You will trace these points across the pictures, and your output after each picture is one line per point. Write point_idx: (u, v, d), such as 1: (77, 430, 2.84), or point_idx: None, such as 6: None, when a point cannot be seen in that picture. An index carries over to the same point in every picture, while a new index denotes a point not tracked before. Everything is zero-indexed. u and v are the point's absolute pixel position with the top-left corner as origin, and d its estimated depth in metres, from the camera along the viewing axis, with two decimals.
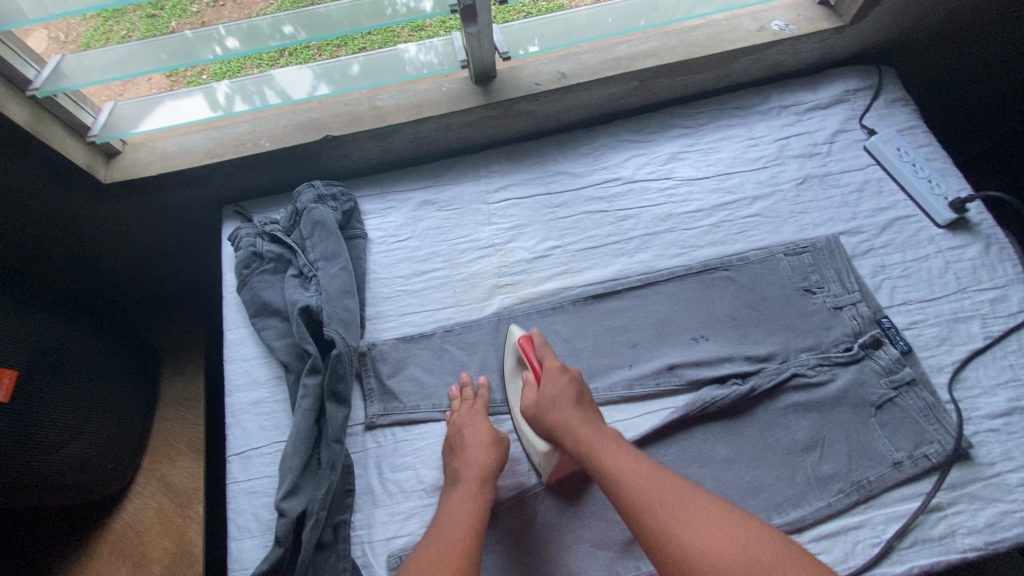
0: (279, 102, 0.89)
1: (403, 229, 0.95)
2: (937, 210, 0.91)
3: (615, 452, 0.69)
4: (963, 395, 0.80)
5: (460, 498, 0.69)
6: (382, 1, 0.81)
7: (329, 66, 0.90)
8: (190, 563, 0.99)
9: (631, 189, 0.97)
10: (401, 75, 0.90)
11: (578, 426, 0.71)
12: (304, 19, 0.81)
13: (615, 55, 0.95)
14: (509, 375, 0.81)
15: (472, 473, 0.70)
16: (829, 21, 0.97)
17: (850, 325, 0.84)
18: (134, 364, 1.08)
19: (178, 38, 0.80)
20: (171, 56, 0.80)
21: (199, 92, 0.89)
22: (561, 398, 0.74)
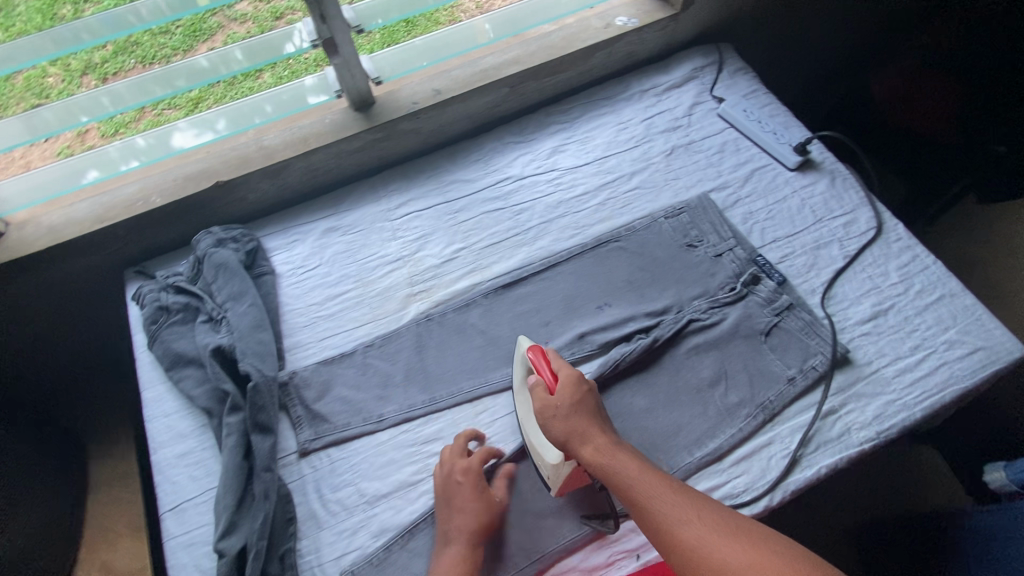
0: (168, 152, 0.93)
1: (311, 258, 0.97)
2: (785, 155, 1.03)
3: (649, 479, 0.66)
4: (836, 309, 0.90)
5: (449, 562, 0.69)
6: (254, 46, 0.89)
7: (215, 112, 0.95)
8: None
9: (522, 185, 1.05)
10: (298, 106, 0.97)
11: (600, 441, 0.69)
12: (183, 70, 0.87)
13: (482, 67, 1.03)
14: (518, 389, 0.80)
15: (461, 537, 0.70)
16: (663, 11, 1.09)
17: (730, 268, 0.93)
18: (53, 452, 1.03)
19: (59, 105, 0.83)
20: (54, 123, 0.83)
21: (86, 158, 0.92)
22: (580, 409, 0.72)
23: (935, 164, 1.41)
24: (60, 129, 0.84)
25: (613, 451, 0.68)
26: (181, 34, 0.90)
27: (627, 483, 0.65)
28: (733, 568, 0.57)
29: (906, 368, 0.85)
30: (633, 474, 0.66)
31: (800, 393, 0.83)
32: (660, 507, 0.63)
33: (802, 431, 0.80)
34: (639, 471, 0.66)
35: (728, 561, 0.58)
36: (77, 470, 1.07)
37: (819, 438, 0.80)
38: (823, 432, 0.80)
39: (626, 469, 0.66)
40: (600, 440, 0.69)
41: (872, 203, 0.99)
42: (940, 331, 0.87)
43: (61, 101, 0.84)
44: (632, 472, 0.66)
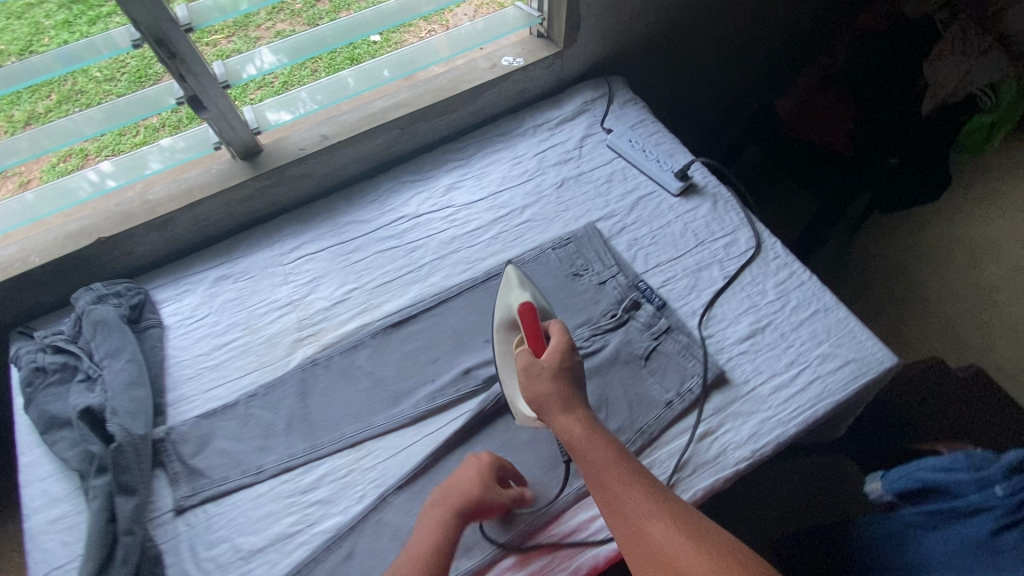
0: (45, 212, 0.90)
1: (201, 308, 0.97)
2: (668, 182, 1.07)
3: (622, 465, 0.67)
4: (715, 330, 0.92)
5: (427, 522, 0.70)
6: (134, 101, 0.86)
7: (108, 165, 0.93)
8: None
9: (416, 223, 1.06)
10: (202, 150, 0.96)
11: (579, 416, 0.72)
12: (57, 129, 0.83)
13: (370, 110, 1.05)
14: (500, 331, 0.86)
15: (437, 501, 0.71)
16: (548, 49, 1.13)
17: (613, 295, 0.95)
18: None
19: None
20: None
21: None
22: (561, 382, 0.75)
23: (842, 176, 1.50)
24: None
25: (590, 432, 0.70)
26: (126, 81, 0.95)
27: (595, 466, 0.67)
28: (685, 567, 0.57)
29: (781, 385, 0.86)
30: (604, 461, 0.67)
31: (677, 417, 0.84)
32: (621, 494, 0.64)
33: (679, 455, 0.81)
34: (612, 457, 0.68)
35: (681, 559, 0.58)
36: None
37: (695, 461, 0.81)
38: (701, 455, 0.81)
39: (602, 453, 0.68)
40: (577, 421, 0.71)
41: (751, 224, 1.02)
42: (814, 345, 0.90)
43: None
44: (602, 457, 0.68)
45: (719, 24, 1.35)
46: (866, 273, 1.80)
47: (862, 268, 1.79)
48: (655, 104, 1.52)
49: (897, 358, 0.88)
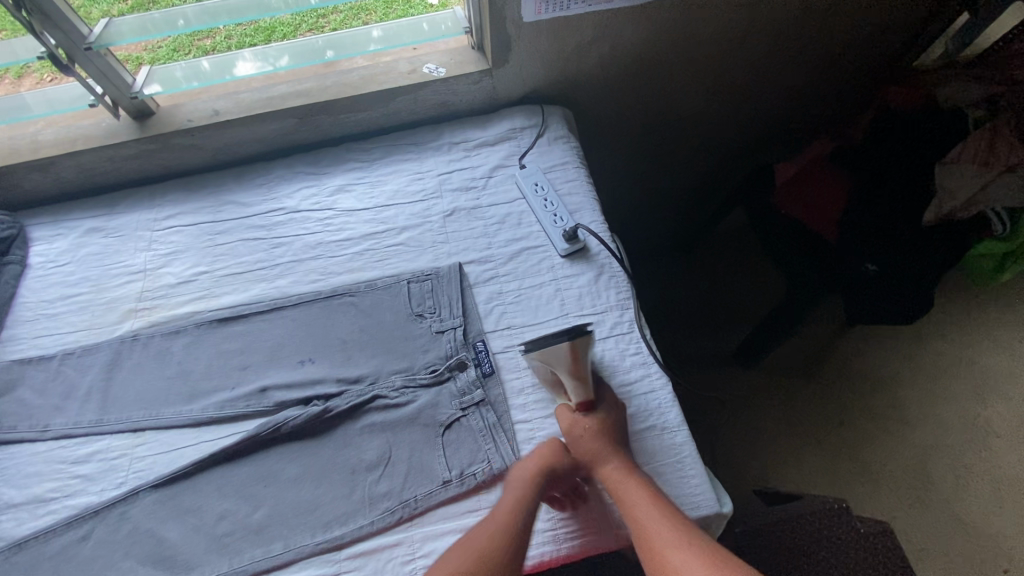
0: None
1: (64, 255, 0.99)
2: (556, 240, 0.97)
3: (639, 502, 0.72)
4: (533, 416, 0.84)
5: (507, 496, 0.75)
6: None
7: None
8: None
9: (292, 219, 1.02)
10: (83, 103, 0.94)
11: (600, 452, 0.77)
12: None
13: (270, 94, 1.02)
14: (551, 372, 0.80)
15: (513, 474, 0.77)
16: (477, 64, 1.04)
17: (444, 349, 0.88)
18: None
19: None
20: None
21: None
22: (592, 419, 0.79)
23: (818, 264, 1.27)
24: None
25: (626, 472, 0.75)
26: None
27: (631, 505, 0.72)
28: None
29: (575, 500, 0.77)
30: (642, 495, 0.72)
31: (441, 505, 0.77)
32: (657, 532, 0.69)
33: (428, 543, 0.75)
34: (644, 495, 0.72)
35: None
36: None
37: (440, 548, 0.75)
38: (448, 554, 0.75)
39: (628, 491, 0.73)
40: (614, 458, 0.77)
41: (627, 309, 0.91)
42: None
43: None
44: (633, 494, 0.73)
45: (706, 67, 1.17)
46: (840, 380, 1.54)
47: (836, 369, 1.55)
48: (617, 153, 1.36)
49: (717, 508, 0.77)
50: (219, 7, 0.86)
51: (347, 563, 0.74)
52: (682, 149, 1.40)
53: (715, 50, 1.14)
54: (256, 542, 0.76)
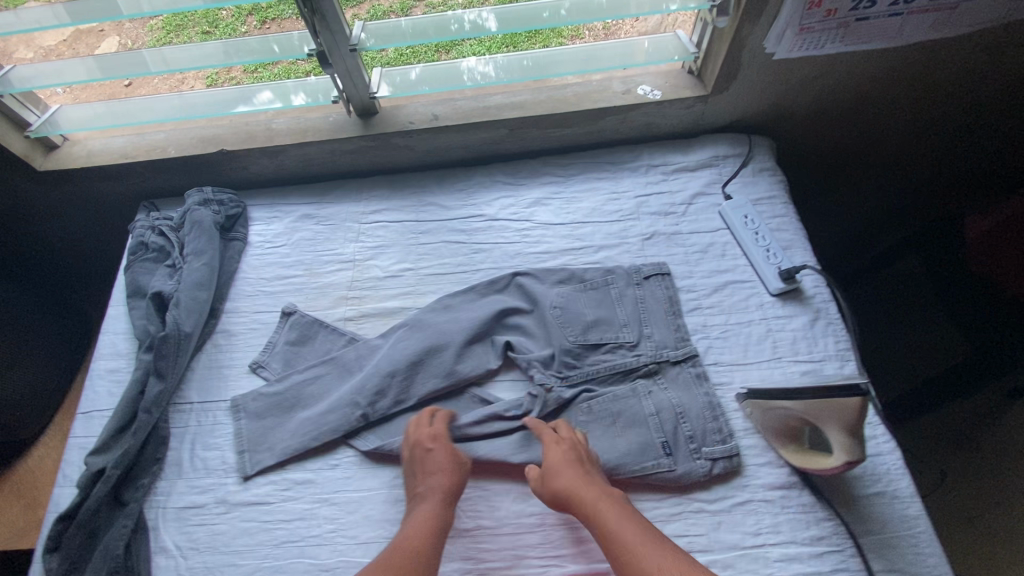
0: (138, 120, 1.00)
1: (280, 237, 1.05)
2: (769, 278, 0.93)
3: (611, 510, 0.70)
4: (747, 460, 0.80)
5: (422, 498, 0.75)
6: (213, 55, 0.91)
7: (204, 97, 1.00)
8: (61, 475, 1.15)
9: (491, 226, 1.05)
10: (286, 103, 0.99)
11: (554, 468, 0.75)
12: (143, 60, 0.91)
13: (486, 104, 1.04)
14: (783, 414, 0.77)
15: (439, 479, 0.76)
16: (694, 89, 1.02)
17: (660, 414, 0.82)
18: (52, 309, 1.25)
19: (56, 66, 0.93)
20: (40, 78, 0.92)
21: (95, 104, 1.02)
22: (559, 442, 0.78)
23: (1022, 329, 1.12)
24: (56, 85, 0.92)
25: (598, 498, 0.71)
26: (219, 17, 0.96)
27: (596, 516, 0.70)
28: None
29: (794, 558, 0.74)
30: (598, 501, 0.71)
31: (643, 412, 0.82)
32: (631, 548, 0.65)
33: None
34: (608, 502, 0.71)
35: None
36: (79, 331, 1.30)
37: (598, 445, 0.81)
38: (623, 459, 0.79)
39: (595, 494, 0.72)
40: (588, 486, 0.72)
41: (847, 361, 0.86)
42: (858, 532, 0.75)
43: (61, 62, 0.94)
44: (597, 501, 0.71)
45: (921, 108, 1.10)
46: None
47: None
48: (799, 180, 1.27)
49: None
50: (375, 31, 0.92)
51: None
52: (865, 187, 1.30)
53: (930, 90, 1.06)
54: (467, 551, 0.76)
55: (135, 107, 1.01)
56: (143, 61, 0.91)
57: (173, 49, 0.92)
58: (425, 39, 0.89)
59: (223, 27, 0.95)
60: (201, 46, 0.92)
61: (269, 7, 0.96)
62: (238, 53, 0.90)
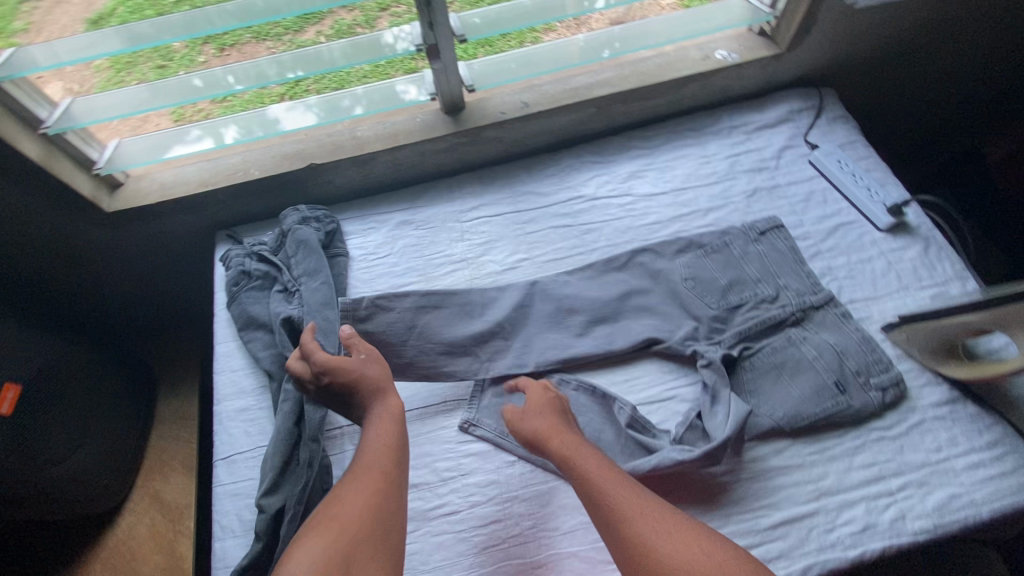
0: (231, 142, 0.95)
1: (382, 247, 1.02)
2: (877, 215, 0.98)
3: (594, 461, 0.69)
4: (909, 384, 0.84)
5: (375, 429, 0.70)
6: (316, 57, 0.90)
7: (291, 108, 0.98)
8: (172, 532, 1.11)
9: (594, 206, 1.05)
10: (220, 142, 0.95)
11: (542, 427, 0.74)
12: (249, 73, 0.89)
13: (573, 85, 1.05)
14: (953, 326, 0.85)
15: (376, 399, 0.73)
16: (768, 49, 1.07)
17: (822, 356, 0.84)
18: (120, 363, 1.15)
19: (145, 87, 0.87)
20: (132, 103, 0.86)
21: (169, 135, 0.96)
22: (540, 409, 0.76)
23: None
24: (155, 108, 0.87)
25: (577, 444, 0.71)
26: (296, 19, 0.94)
27: (580, 468, 0.68)
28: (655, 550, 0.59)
29: (978, 465, 0.78)
30: (582, 459, 0.69)
31: (806, 357, 0.84)
32: (611, 495, 0.65)
33: (748, 400, 0.84)
34: (593, 461, 0.69)
35: (657, 546, 0.59)
36: (148, 383, 1.22)
37: (772, 397, 0.83)
38: (802, 405, 0.81)
39: (577, 453, 0.70)
40: (559, 434, 0.72)
41: (968, 279, 0.92)
42: None
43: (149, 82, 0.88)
44: (578, 451, 0.70)
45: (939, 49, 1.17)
46: None
47: None
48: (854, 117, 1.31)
49: None
50: (310, 59, 0.90)
51: (775, 532, 0.75)
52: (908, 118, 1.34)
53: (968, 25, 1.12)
54: None
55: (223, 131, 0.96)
56: (253, 75, 0.88)
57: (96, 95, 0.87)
58: (510, 27, 0.91)
59: (177, 58, 0.90)
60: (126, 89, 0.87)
61: (223, 34, 0.91)
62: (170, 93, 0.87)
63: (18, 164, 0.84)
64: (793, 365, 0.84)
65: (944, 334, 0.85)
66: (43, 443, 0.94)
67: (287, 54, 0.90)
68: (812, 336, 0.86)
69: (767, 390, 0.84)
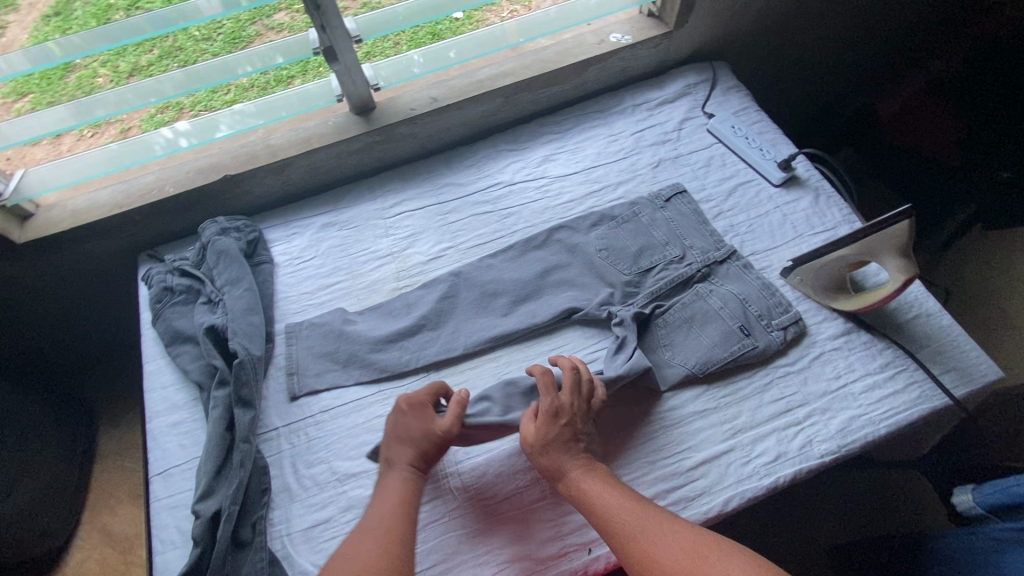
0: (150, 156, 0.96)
1: (307, 251, 1.03)
2: (770, 172, 1.05)
3: (609, 490, 0.71)
4: (808, 323, 0.91)
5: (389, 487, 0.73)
6: (223, 65, 0.92)
7: (204, 122, 0.99)
8: (124, 562, 1.09)
9: (511, 190, 1.09)
10: (150, 155, 0.96)
11: (551, 462, 0.74)
12: (157, 86, 0.90)
13: (479, 77, 1.10)
14: (828, 265, 0.89)
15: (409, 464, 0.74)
16: (658, 29, 1.14)
17: (727, 305, 0.90)
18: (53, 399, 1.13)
19: (58, 109, 0.88)
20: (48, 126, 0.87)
21: (82, 158, 0.96)
22: (549, 441, 0.75)
23: (1000, 136, 1.20)
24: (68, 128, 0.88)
25: (592, 477, 0.72)
26: (221, 41, 0.97)
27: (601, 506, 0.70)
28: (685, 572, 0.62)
29: (873, 386, 0.85)
30: (599, 495, 0.70)
31: (713, 307, 0.90)
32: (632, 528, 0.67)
33: (662, 352, 0.89)
34: (611, 497, 0.70)
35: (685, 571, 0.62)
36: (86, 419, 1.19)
37: (684, 347, 0.89)
38: (711, 351, 0.87)
39: (592, 490, 0.71)
40: (580, 463, 0.74)
41: (854, 222, 1.00)
42: (914, 349, 0.88)
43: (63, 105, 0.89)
44: (595, 487, 0.71)
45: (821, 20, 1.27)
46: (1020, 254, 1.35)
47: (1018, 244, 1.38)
48: (754, 87, 1.40)
49: (1003, 373, 0.85)
50: (217, 68, 0.91)
51: (697, 472, 0.80)
52: (807, 86, 1.45)
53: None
54: None
55: (140, 146, 0.97)
56: (166, 86, 0.90)
57: (11, 122, 0.87)
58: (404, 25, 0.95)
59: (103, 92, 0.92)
60: (40, 114, 0.88)
61: (149, 64, 0.94)
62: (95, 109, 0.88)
63: None
64: (702, 316, 0.90)
65: (822, 275, 0.90)
66: None
67: (202, 65, 0.92)
68: (717, 288, 0.93)
69: (683, 342, 0.89)
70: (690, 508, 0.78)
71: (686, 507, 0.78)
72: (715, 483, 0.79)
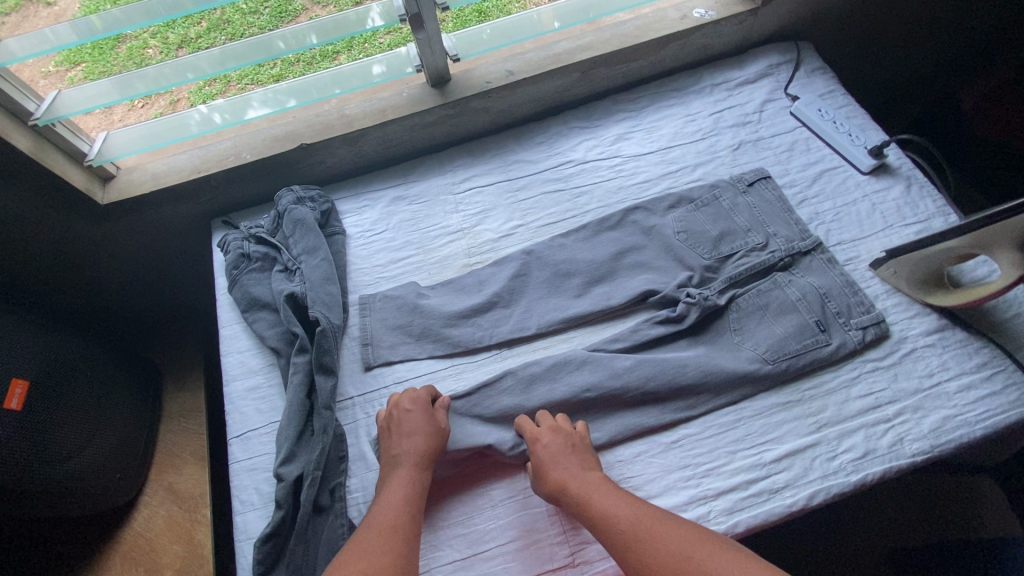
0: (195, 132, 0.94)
1: (379, 223, 1.03)
2: (859, 158, 1.00)
3: (609, 494, 0.69)
4: (898, 317, 0.87)
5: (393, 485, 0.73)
6: (263, 43, 0.88)
7: (235, 101, 0.96)
8: (189, 519, 1.12)
9: (584, 169, 1.07)
10: (185, 133, 0.94)
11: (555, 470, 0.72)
12: (197, 63, 0.87)
13: (556, 51, 1.07)
14: (927, 256, 0.86)
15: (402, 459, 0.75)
16: (743, 5, 1.09)
17: (806, 297, 0.87)
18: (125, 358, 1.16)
19: (102, 83, 0.86)
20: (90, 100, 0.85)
21: (150, 125, 0.95)
22: (554, 450, 0.74)
23: None
24: (111, 102, 0.85)
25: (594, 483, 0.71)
26: (267, 15, 0.92)
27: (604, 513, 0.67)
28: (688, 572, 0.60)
29: (970, 386, 0.81)
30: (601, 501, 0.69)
31: (789, 299, 0.87)
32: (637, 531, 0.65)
33: (733, 339, 0.87)
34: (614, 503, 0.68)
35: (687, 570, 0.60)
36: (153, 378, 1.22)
37: (756, 336, 0.86)
38: (784, 341, 0.84)
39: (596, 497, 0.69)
40: (576, 473, 0.72)
41: (949, 214, 0.95)
42: (1013, 350, 0.84)
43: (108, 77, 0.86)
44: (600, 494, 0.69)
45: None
46: None
47: None
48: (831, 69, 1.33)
49: None
50: (255, 48, 0.88)
51: (781, 464, 0.78)
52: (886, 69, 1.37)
53: None
54: (682, 458, 0.80)
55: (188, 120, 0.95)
56: (208, 62, 0.87)
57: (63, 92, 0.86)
58: None
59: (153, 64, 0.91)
60: (88, 86, 0.86)
61: (198, 37, 0.92)
62: (137, 84, 0.86)
63: (11, 159, 0.84)
64: (779, 305, 0.87)
65: (920, 265, 0.87)
66: (53, 437, 0.92)
67: (245, 41, 0.88)
68: (798, 278, 0.89)
69: (758, 332, 0.86)
70: (773, 500, 0.76)
71: (770, 498, 0.76)
72: (801, 476, 0.77)
